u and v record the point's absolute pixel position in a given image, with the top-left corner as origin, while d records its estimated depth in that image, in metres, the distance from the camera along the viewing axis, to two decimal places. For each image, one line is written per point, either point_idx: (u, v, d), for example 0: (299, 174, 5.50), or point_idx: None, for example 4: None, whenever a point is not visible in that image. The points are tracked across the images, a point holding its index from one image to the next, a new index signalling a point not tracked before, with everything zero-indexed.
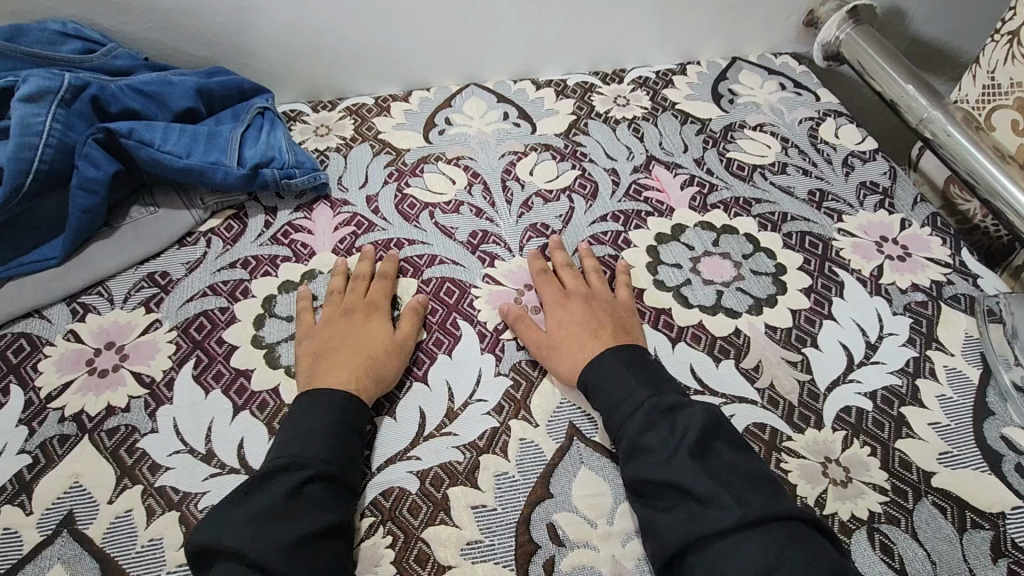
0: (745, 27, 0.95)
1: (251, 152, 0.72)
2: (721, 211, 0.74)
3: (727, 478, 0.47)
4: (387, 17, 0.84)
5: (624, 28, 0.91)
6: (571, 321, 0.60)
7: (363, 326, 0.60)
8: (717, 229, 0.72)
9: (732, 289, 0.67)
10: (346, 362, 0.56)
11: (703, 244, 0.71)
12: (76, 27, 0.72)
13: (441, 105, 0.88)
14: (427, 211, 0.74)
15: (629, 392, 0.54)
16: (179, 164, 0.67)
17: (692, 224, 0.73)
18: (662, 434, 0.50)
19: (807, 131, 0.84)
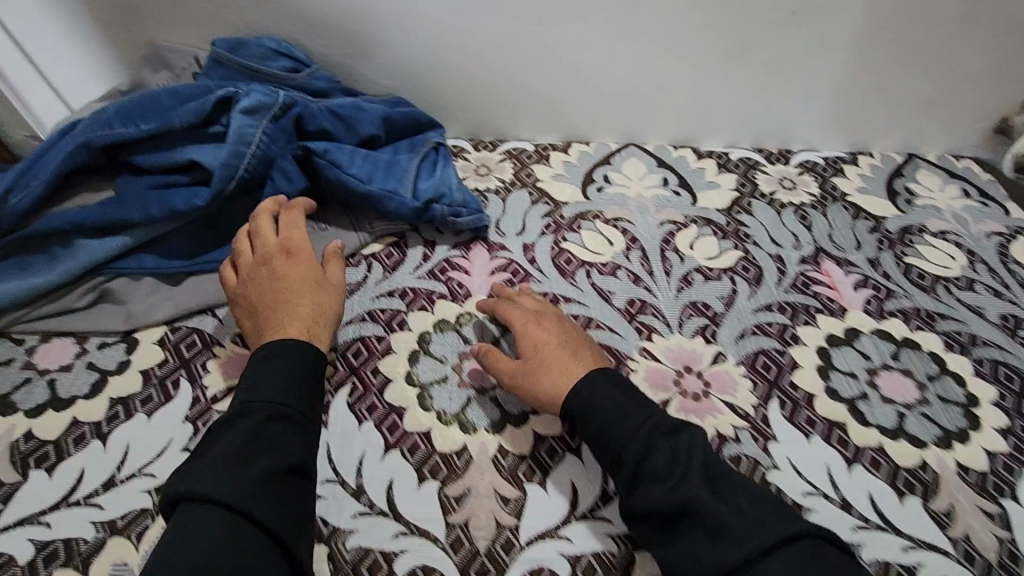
0: (929, 125, 0.89)
1: (425, 185, 0.73)
2: (900, 321, 0.69)
3: (739, 516, 0.45)
4: (565, 71, 0.84)
5: (801, 109, 0.88)
6: (539, 340, 0.59)
7: (293, 271, 0.61)
8: (897, 341, 0.67)
9: (915, 413, 0.61)
10: (291, 311, 0.58)
11: (881, 356, 0.65)
12: (287, 46, 0.75)
13: (601, 161, 0.87)
14: (584, 269, 0.73)
15: (632, 414, 0.52)
16: (361, 187, 0.69)
17: (868, 331, 0.68)
18: (690, 460, 0.48)
19: (996, 247, 0.78)
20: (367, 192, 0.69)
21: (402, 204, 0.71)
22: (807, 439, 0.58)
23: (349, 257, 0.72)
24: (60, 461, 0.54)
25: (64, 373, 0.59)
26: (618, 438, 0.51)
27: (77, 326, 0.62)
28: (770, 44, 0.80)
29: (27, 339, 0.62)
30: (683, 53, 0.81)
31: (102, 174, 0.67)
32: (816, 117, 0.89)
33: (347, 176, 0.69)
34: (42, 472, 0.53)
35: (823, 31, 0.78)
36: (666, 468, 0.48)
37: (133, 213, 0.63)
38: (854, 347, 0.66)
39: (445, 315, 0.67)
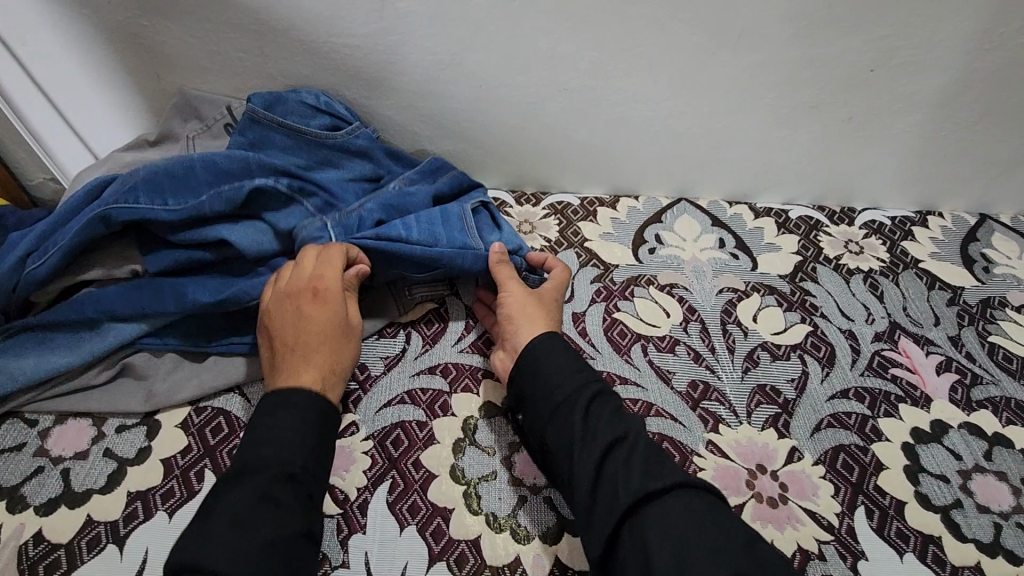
0: (1004, 186, 0.83)
1: (488, 238, 0.68)
2: (990, 413, 0.63)
3: (630, 468, 0.46)
4: (617, 125, 0.79)
5: (869, 167, 0.82)
6: (529, 304, 0.61)
7: (319, 314, 0.55)
8: (988, 437, 0.61)
9: (1013, 524, 0.55)
10: (300, 340, 0.54)
11: (974, 455, 0.59)
12: (327, 99, 0.70)
13: (652, 218, 0.82)
14: (640, 344, 0.67)
15: (577, 375, 0.53)
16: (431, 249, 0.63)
17: (957, 424, 0.61)
18: (603, 411, 0.51)
19: None
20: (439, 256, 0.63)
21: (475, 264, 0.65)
22: (900, 557, 0.52)
23: (388, 327, 0.67)
24: (74, 569, 0.49)
25: (81, 462, 0.55)
26: (563, 387, 0.52)
27: (96, 406, 0.58)
28: (844, 102, 0.74)
29: (42, 419, 0.58)
30: (748, 110, 0.76)
31: (125, 243, 0.62)
32: (884, 176, 0.83)
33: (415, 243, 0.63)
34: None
35: (903, 90, 0.72)
36: (606, 435, 0.49)
37: (163, 294, 0.58)
38: (944, 443, 0.60)
39: (491, 397, 0.61)
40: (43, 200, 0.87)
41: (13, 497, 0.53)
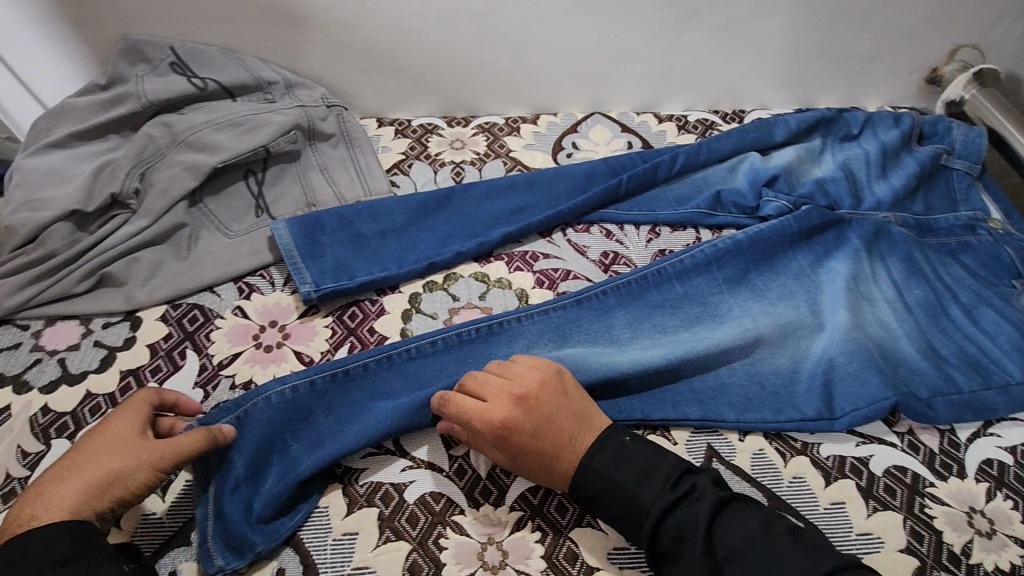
0: (868, 81, 0.98)
1: (706, 219, 0.80)
2: (875, 223, 0.76)
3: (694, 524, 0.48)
4: (529, 45, 0.88)
5: (752, 71, 0.94)
6: (528, 436, 0.53)
7: (112, 439, 0.49)
8: (869, 257, 0.73)
9: (872, 315, 0.69)
10: (81, 481, 0.47)
11: (839, 283, 0.71)
12: (653, 151, 0.85)
13: (568, 130, 0.93)
14: (560, 228, 0.78)
15: (626, 463, 0.51)
16: (665, 296, 0.69)
17: (830, 242, 0.75)
18: (676, 529, 0.48)
19: (935, 158, 0.82)
20: (824, 376, 0.63)
21: (727, 287, 0.70)
22: (764, 361, 0.65)
23: (545, 231, 0.78)
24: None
25: (73, 352, 0.64)
26: (632, 485, 0.50)
27: (79, 308, 0.66)
28: (721, 8, 0.86)
29: (31, 323, 0.66)
30: (637, 23, 0.87)
31: (210, 225, 0.74)
32: (766, 77, 0.95)
33: (674, 309, 0.68)
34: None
35: None
36: (688, 522, 0.48)
37: (549, 260, 0.75)
38: (812, 285, 0.71)
39: (433, 276, 0.73)
40: None
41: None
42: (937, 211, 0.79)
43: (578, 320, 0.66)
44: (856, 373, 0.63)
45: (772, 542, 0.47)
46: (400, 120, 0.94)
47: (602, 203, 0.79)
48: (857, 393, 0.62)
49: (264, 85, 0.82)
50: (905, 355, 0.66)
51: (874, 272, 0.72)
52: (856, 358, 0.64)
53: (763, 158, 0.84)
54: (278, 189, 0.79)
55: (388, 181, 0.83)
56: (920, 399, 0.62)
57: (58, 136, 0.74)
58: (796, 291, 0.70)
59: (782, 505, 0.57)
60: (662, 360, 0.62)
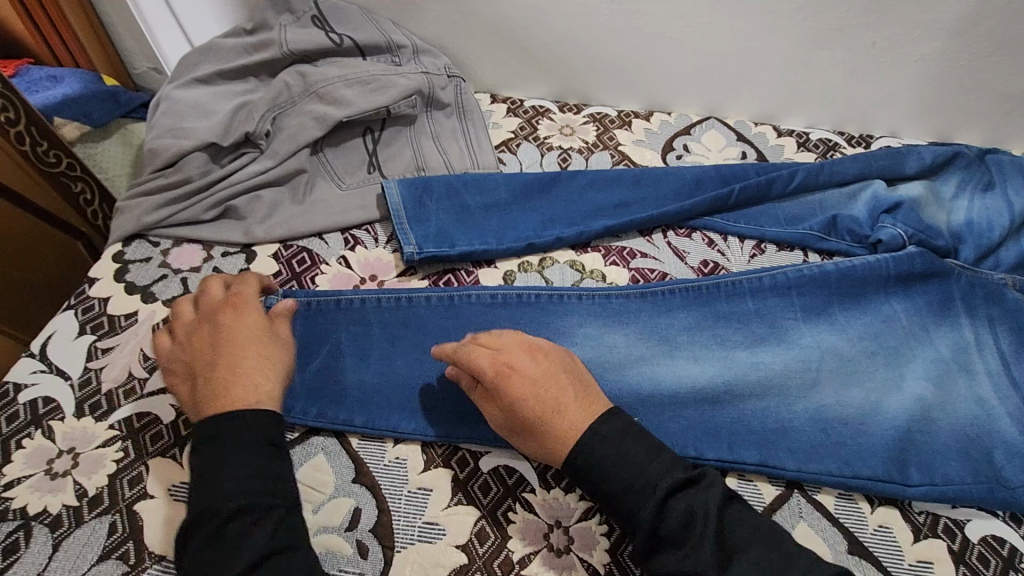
0: (1018, 122, 0.90)
1: (816, 241, 0.76)
2: (997, 278, 0.71)
3: (698, 511, 0.47)
4: (656, 40, 0.87)
5: (889, 95, 0.89)
6: (533, 394, 0.51)
7: (233, 324, 0.54)
8: (977, 320, 0.69)
9: (973, 383, 0.64)
10: (227, 362, 0.52)
11: (940, 346, 0.67)
12: (768, 165, 0.81)
13: (681, 131, 0.91)
14: (662, 229, 0.77)
15: (641, 445, 0.50)
16: (733, 308, 0.69)
17: (933, 295, 0.70)
18: (680, 513, 0.47)
19: None
20: (901, 441, 0.59)
21: (801, 316, 0.69)
22: (848, 405, 0.62)
23: (645, 230, 0.77)
24: (112, 410, 0.58)
25: (195, 274, 0.69)
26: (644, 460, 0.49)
27: (203, 234, 0.71)
28: (870, 25, 0.81)
29: (161, 241, 0.71)
30: (774, 30, 0.83)
31: (326, 176, 0.78)
32: (902, 103, 0.89)
33: (740, 323, 0.68)
34: (94, 419, 0.57)
35: (923, 17, 0.79)
36: (686, 507, 0.48)
37: (646, 259, 0.74)
38: (909, 340, 0.67)
39: (529, 258, 0.73)
40: (144, 89, 1.01)
41: (105, 321, 0.64)
42: None
43: (640, 311, 0.68)
44: (943, 443, 0.60)
45: (779, 538, 0.48)
46: (513, 98, 0.94)
47: (709, 210, 0.77)
48: (938, 468, 0.58)
49: (394, 49, 0.85)
50: (1007, 436, 0.60)
51: (977, 342, 0.67)
52: (939, 436, 0.60)
53: (888, 188, 0.79)
54: (391, 150, 0.81)
55: (496, 157, 0.84)
56: (1011, 486, 0.57)
57: (205, 73, 0.80)
58: (889, 340, 0.67)
59: (865, 552, 0.54)
60: (709, 382, 0.63)
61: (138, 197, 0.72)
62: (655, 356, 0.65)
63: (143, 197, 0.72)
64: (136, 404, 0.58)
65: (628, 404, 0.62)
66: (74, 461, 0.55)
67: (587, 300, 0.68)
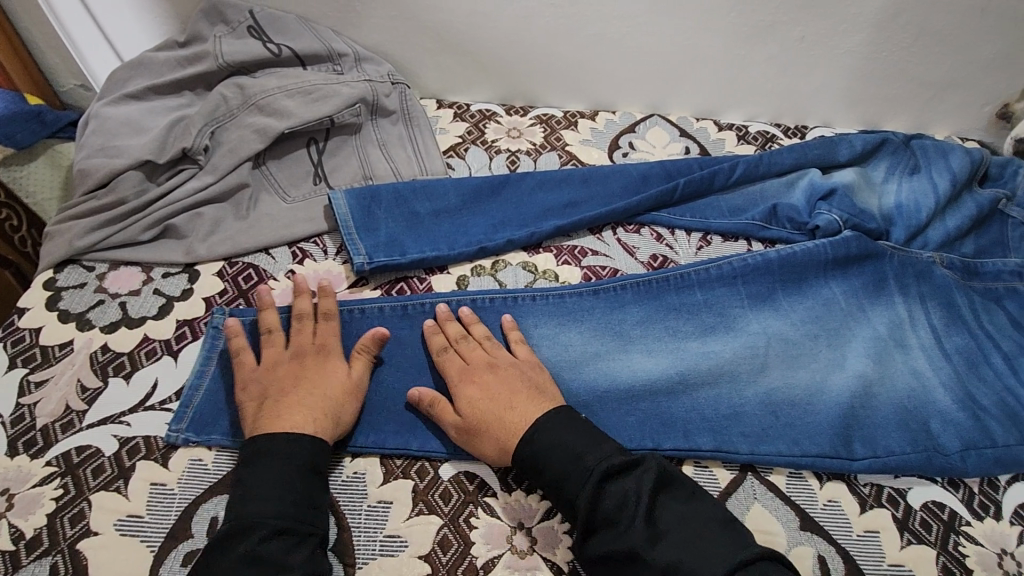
0: (939, 108, 0.95)
1: (758, 231, 0.79)
2: (927, 257, 0.75)
3: (633, 496, 0.49)
4: (596, 41, 0.88)
5: (820, 87, 0.93)
6: (488, 397, 0.57)
7: (320, 368, 0.58)
8: (909, 297, 0.72)
9: (909, 357, 0.68)
10: (303, 404, 0.55)
11: (877, 324, 0.70)
12: (710, 160, 0.83)
13: (626, 129, 0.92)
14: (611, 227, 0.78)
15: (597, 444, 0.53)
16: (682, 299, 0.70)
17: (869, 276, 0.73)
18: (617, 500, 0.49)
19: (991, 197, 0.80)
20: (845, 417, 0.62)
21: (748, 303, 0.71)
22: (794, 386, 0.65)
23: (596, 227, 0.78)
24: (49, 446, 0.55)
25: (134, 297, 0.66)
26: (583, 451, 0.52)
27: (142, 256, 0.69)
28: (798, 21, 0.84)
29: (96, 265, 0.68)
30: (708, 27, 0.85)
31: (270, 189, 0.76)
32: (832, 95, 0.94)
33: (690, 313, 0.70)
34: (29, 457, 0.54)
35: (846, 12, 0.83)
36: (625, 494, 0.49)
37: (598, 257, 0.75)
38: (848, 320, 0.70)
39: (481, 261, 0.73)
40: (74, 107, 0.97)
41: (37, 352, 0.61)
42: (987, 254, 0.78)
43: (593, 308, 0.69)
44: (883, 416, 0.62)
45: (709, 521, 0.48)
46: (460, 103, 0.95)
47: (656, 206, 0.79)
48: (880, 441, 0.60)
49: (335, 57, 0.84)
50: (940, 405, 0.64)
51: (911, 318, 0.71)
52: (880, 410, 0.63)
53: (823, 176, 0.83)
54: (337, 159, 0.80)
55: (444, 163, 0.84)
56: (947, 453, 0.60)
57: (136, 88, 0.77)
58: (830, 321, 0.70)
59: (816, 527, 0.56)
60: (662, 374, 0.64)
61: (69, 220, 0.69)
62: (610, 352, 0.66)
63: (73, 220, 0.69)
64: (76, 438, 0.56)
65: (584, 403, 0.62)
66: (9, 503, 0.52)
67: (540, 301, 0.69)
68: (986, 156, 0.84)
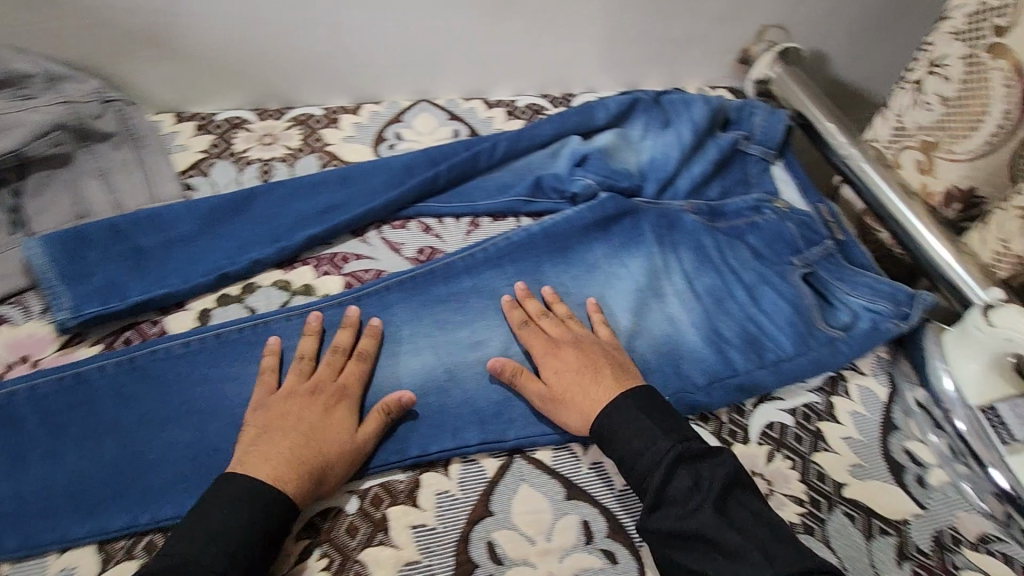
0: (686, 62, 1.00)
1: (524, 206, 0.79)
2: (675, 206, 0.79)
3: (704, 483, 0.52)
4: (334, 31, 0.83)
5: (576, 53, 0.94)
6: (571, 367, 0.60)
7: (323, 413, 0.55)
8: (663, 248, 0.76)
9: (664, 307, 0.71)
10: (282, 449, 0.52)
11: (635, 281, 0.73)
12: (470, 142, 0.81)
13: (391, 120, 0.88)
14: (375, 226, 0.74)
15: (651, 439, 0.54)
16: (450, 289, 0.69)
17: (625, 236, 0.76)
18: (684, 485, 0.52)
19: (731, 140, 0.86)
20: None
21: (515, 283, 0.71)
22: None
23: (359, 229, 0.73)
24: None
25: None
26: (641, 440, 0.54)
27: None
28: None
29: None
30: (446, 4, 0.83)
31: None
32: (588, 60, 0.96)
33: (457, 302, 0.69)
34: None
35: None
36: (718, 484, 0.51)
37: (359, 261, 0.70)
38: (609, 282, 0.73)
39: (227, 289, 0.66)
40: None
41: None
42: (732, 194, 0.84)
43: (356, 318, 0.66)
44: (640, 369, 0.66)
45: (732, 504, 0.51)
46: (203, 114, 0.85)
47: (418, 198, 0.76)
48: None
49: (18, 79, 0.71)
50: (691, 347, 0.68)
51: (667, 267, 0.75)
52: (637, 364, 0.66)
53: (583, 142, 0.85)
54: (41, 200, 0.69)
55: (180, 185, 0.75)
56: (698, 392, 0.64)
57: None
58: (592, 286, 0.72)
59: (580, 492, 0.57)
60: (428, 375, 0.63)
61: None
62: (374, 362, 0.63)
63: None
64: None
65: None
66: None
67: (294, 322, 0.64)
68: (726, 101, 0.90)
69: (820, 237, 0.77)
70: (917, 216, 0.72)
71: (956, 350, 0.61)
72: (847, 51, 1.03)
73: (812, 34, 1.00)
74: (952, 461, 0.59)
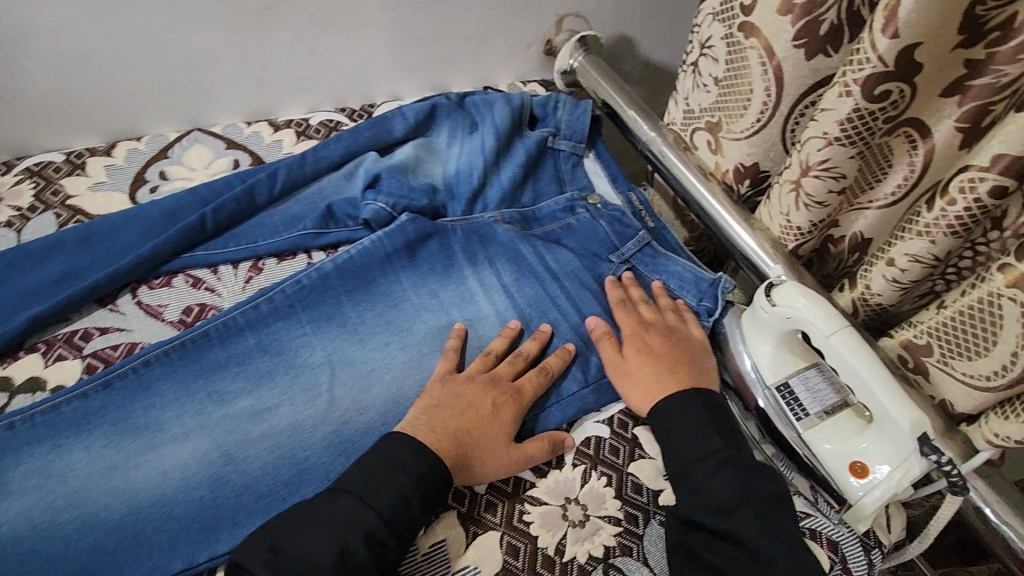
0: (490, 58, 0.96)
1: (314, 240, 0.70)
2: (484, 217, 0.74)
3: (741, 486, 0.52)
4: (55, 65, 0.71)
5: (366, 60, 0.87)
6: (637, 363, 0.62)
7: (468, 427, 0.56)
8: (475, 265, 0.71)
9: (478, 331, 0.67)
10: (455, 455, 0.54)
11: (444, 308, 0.68)
12: (242, 176, 0.71)
13: (155, 155, 0.77)
14: (129, 289, 0.64)
15: (705, 436, 0.55)
16: (229, 352, 0.60)
17: (431, 259, 0.70)
18: (727, 488, 0.52)
19: (540, 138, 0.82)
20: None
21: (309, 332, 0.63)
22: (360, 411, 0.59)
23: (107, 296, 0.63)
24: None
25: None
26: (697, 444, 0.55)
27: None
28: None
29: None
30: (191, 21, 0.73)
31: None
32: (382, 67, 0.88)
33: (239, 366, 0.59)
34: None
35: None
36: (760, 492, 0.51)
37: (107, 336, 0.61)
38: (418, 312, 0.67)
39: None
40: None
41: None
42: (544, 196, 0.80)
43: (106, 408, 0.55)
44: None
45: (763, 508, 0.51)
46: None
47: (180, 249, 0.65)
48: None
49: None
50: None
51: (481, 285, 0.70)
52: None
53: (380, 158, 0.77)
54: None
55: None
56: None
57: None
58: (398, 320, 0.66)
59: None
60: (202, 462, 0.54)
61: None
62: (129, 458, 0.53)
63: None
64: None
65: (95, 544, 0.50)
66: None
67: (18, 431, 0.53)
68: (531, 98, 0.86)
69: (632, 230, 0.75)
70: (715, 196, 0.72)
71: (751, 329, 0.61)
72: (650, 31, 1.03)
73: (612, 18, 0.98)
74: (761, 444, 0.60)
